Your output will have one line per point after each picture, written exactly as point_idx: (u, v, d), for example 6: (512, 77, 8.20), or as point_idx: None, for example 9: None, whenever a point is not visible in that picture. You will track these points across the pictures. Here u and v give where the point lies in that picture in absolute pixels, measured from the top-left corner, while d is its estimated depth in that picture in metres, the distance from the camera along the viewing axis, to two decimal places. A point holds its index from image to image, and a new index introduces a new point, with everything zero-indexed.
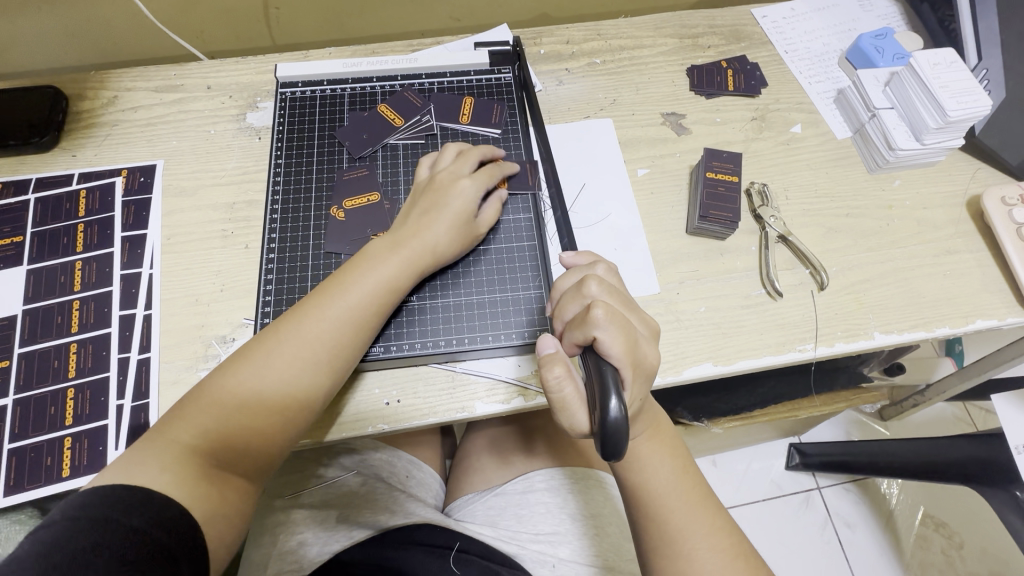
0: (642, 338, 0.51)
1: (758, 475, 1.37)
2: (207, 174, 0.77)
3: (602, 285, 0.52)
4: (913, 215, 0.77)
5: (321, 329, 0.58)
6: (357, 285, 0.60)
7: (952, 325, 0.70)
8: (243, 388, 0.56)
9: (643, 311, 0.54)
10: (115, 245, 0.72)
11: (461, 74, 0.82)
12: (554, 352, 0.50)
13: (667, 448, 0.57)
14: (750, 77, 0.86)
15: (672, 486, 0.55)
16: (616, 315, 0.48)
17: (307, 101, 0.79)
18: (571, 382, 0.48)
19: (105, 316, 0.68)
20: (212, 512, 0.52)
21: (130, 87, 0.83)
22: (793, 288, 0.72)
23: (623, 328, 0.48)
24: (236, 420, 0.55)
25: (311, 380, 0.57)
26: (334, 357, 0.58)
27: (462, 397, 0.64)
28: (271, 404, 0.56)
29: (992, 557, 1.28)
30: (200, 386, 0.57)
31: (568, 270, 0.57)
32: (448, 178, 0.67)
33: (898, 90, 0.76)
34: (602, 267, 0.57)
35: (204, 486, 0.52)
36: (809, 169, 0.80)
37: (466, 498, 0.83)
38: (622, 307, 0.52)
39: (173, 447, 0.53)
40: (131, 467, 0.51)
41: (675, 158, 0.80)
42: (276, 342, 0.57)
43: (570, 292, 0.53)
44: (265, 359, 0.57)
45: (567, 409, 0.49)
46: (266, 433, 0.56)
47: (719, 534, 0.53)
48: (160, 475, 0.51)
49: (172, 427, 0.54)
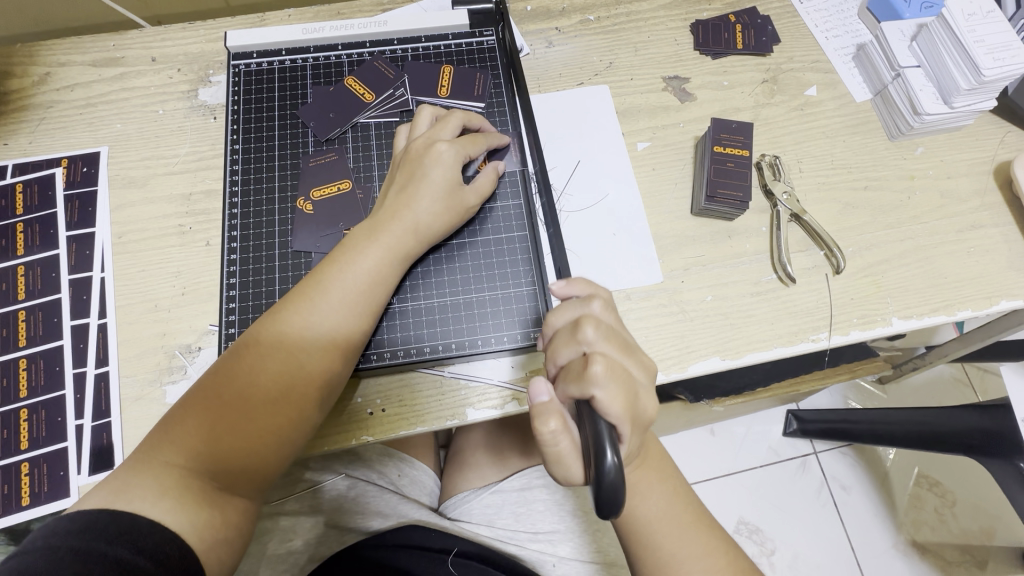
0: (641, 388, 0.47)
1: (757, 441, 1.35)
2: (158, 161, 0.69)
3: (599, 330, 0.47)
4: (937, 186, 0.71)
5: (310, 330, 0.52)
6: (345, 277, 0.54)
7: (974, 307, 0.66)
8: (233, 400, 0.50)
9: (642, 353, 0.49)
10: (61, 246, 0.65)
11: (437, 38, 0.73)
12: (549, 401, 0.45)
13: (657, 473, 0.55)
14: (762, 32, 0.77)
15: (665, 512, 0.53)
16: (615, 370, 0.44)
17: (265, 75, 0.70)
18: (567, 436, 0.45)
19: (56, 327, 0.62)
20: (215, 538, 0.46)
21: (64, 62, 0.73)
22: (805, 271, 0.66)
23: (621, 384, 0.44)
24: (228, 438, 0.49)
25: (310, 385, 0.52)
26: (331, 359, 0.53)
27: (451, 403, 0.60)
28: (268, 415, 0.50)
29: (982, 512, 1.29)
30: (180, 404, 0.50)
31: (561, 306, 0.50)
32: (422, 144, 0.59)
33: (926, 45, 0.69)
34: (599, 302, 0.49)
35: (208, 512, 0.46)
36: (826, 138, 0.73)
37: (460, 497, 0.79)
38: (620, 353, 0.47)
39: (169, 469, 0.46)
40: (125, 494, 0.45)
41: (679, 128, 0.72)
42: (261, 348, 0.51)
43: (563, 333, 0.48)
44: (255, 366, 0.51)
45: (562, 460, 0.45)
46: (265, 446, 0.50)
47: (716, 554, 0.52)
48: (158, 503, 0.44)
49: (158, 449, 0.47)
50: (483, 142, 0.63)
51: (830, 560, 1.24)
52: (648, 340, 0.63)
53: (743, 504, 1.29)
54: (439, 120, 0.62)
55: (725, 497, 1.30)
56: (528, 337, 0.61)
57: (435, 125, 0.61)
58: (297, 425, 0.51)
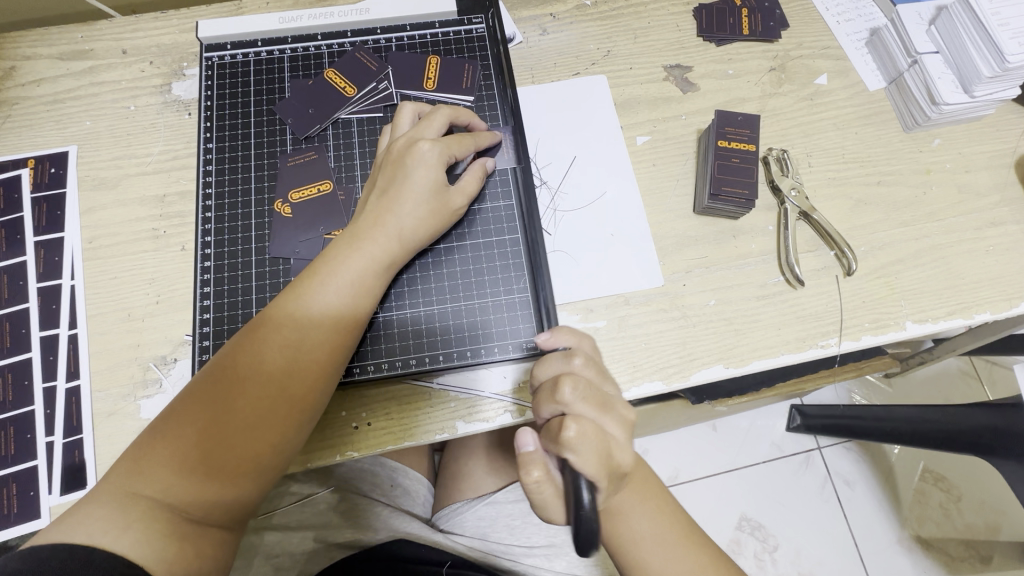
0: (620, 447, 0.44)
1: (760, 438, 1.32)
2: (130, 161, 0.65)
3: (578, 389, 0.44)
4: (955, 180, 0.67)
5: (291, 347, 0.49)
6: (326, 289, 0.51)
7: (993, 310, 0.62)
8: (208, 424, 0.47)
9: (624, 407, 0.46)
10: (28, 252, 0.61)
11: (424, 26, 0.68)
12: (534, 451, 0.43)
13: (642, 490, 0.51)
14: (770, 17, 0.73)
15: (650, 529, 0.50)
16: (590, 435, 0.42)
17: (240, 68, 0.66)
18: (551, 482, 0.43)
19: (25, 339, 0.58)
20: (186, 572, 0.44)
21: (29, 55, 0.69)
22: (814, 273, 0.63)
23: (595, 449, 0.42)
24: (204, 467, 0.46)
25: (292, 405, 0.49)
26: (314, 377, 0.50)
27: (440, 417, 0.57)
28: (247, 438, 0.47)
29: (989, 508, 1.26)
30: (152, 428, 0.47)
31: (545, 358, 0.48)
32: (405, 144, 0.55)
33: (946, 30, 0.64)
34: (581, 359, 0.46)
35: (179, 545, 0.44)
36: (836, 130, 0.69)
37: (453, 508, 0.76)
38: (599, 413, 0.44)
39: (138, 500, 0.44)
40: (88, 526, 0.43)
41: (681, 121, 0.68)
42: (238, 367, 0.48)
43: (543, 390, 0.45)
44: (232, 386, 0.48)
45: (547, 507, 0.44)
46: (244, 472, 0.47)
47: (703, 571, 0.50)
48: (122, 536, 0.42)
49: (128, 478, 0.45)
50: (471, 142, 0.59)
51: (834, 559, 1.22)
52: (647, 348, 0.59)
53: (745, 501, 1.27)
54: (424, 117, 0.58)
55: (727, 495, 1.28)
56: (521, 346, 0.58)
57: (419, 122, 0.57)
58: (279, 447, 0.49)
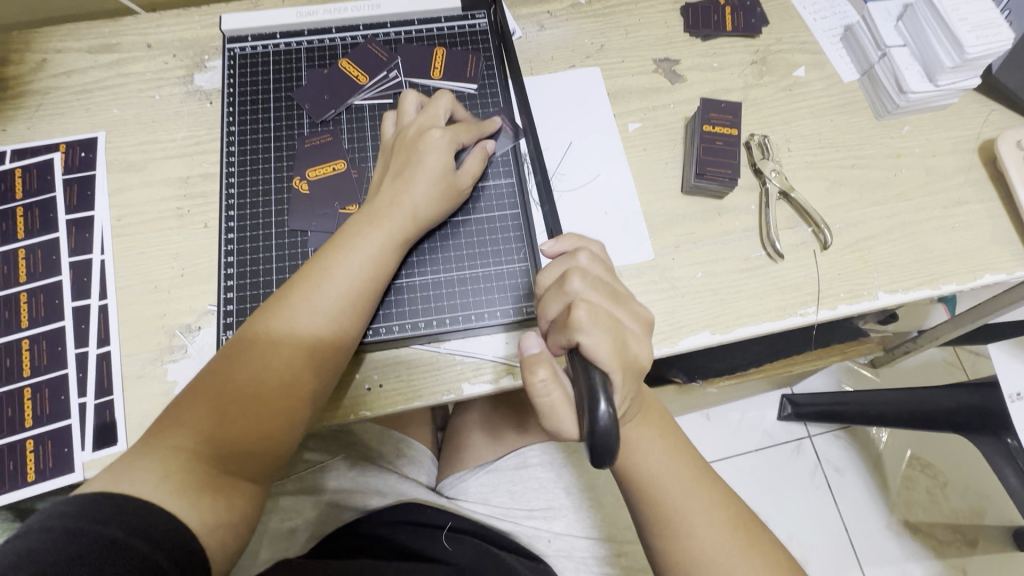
0: (634, 338, 0.48)
1: (751, 424, 1.36)
2: (155, 145, 0.69)
3: (585, 280, 0.48)
4: (923, 163, 0.72)
5: (315, 316, 0.53)
6: (347, 265, 0.55)
7: (959, 281, 0.67)
8: (240, 388, 0.51)
9: (635, 303, 0.50)
10: (60, 229, 0.65)
11: (431, 21, 0.73)
12: (539, 352, 0.47)
13: (648, 426, 0.57)
14: (751, 15, 0.78)
15: (657, 458, 0.55)
16: (600, 319, 0.45)
17: (260, 59, 0.71)
18: (558, 385, 0.46)
19: (57, 308, 0.63)
20: (217, 520, 0.48)
21: (59, 48, 0.74)
22: (794, 247, 0.68)
23: (607, 332, 0.45)
24: (237, 423, 0.50)
25: (316, 371, 0.53)
26: (336, 344, 0.54)
27: (447, 378, 0.61)
28: (276, 401, 0.51)
29: (974, 493, 1.31)
30: (186, 390, 0.51)
31: (549, 263, 0.52)
32: (415, 130, 0.60)
33: (911, 25, 0.70)
34: (585, 255, 0.50)
35: (210, 496, 0.48)
36: (813, 117, 0.74)
37: (455, 476, 0.80)
38: (611, 301, 0.48)
39: (177, 454, 0.48)
40: (127, 475, 0.47)
41: (670, 109, 0.73)
42: (265, 337, 0.52)
43: (551, 288, 0.49)
44: (262, 351, 0.52)
45: (555, 415, 0.46)
46: (273, 431, 0.51)
47: (716, 508, 0.55)
48: (160, 484, 0.46)
49: (167, 434, 0.49)
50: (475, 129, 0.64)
51: (823, 540, 1.26)
52: None
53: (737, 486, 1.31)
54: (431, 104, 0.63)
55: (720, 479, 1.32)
56: (521, 311, 0.62)
57: (427, 109, 0.62)
58: (304, 410, 0.53)
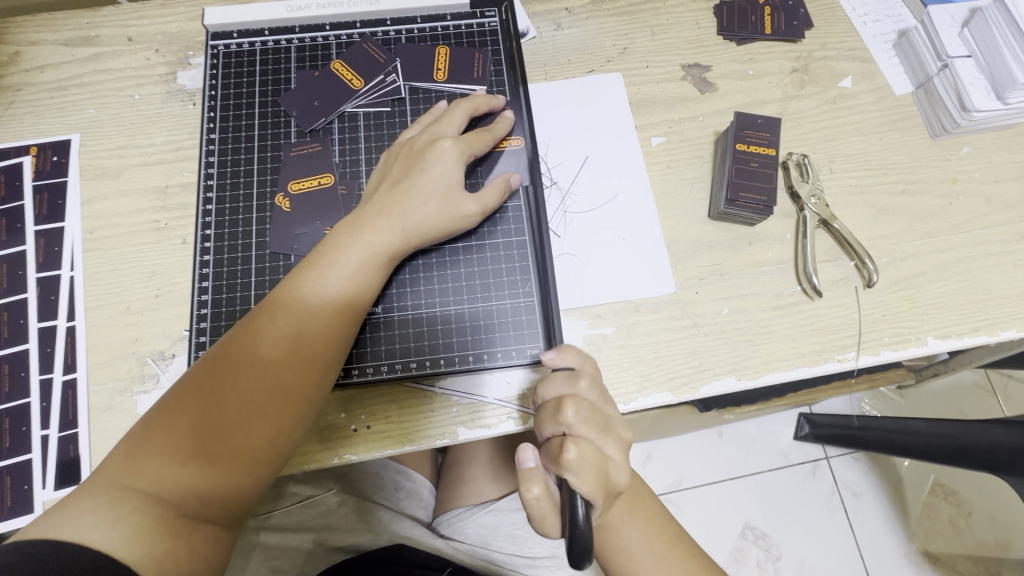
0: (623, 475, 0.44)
1: (765, 445, 1.28)
2: (133, 150, 0.64)
3: (581, 415, 0.42)
4: (983, 190, 0.64)
5: (286, 338, 0.48)
6: (324, 281, 0.49)
7: (1020, 327, 0.59)
8: (198, 417, 0.45)
9: (626, 433, 0.45)
10: (28, 242, 0.60)
11: (434, 19, 0.66)
12: (535, 467, 0.42)
13: (634, 503, 0.51)
14: (793, 16, 0.70)
15: (644, 539, 0.50)
16: (592, 464, 0.41)
17: (246, 58, 0.65)
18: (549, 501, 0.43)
19: (22, 329, 0.58)
20: (176, 573, 0.42)
21: (34, 40, 0.68)
22: (833, 283, 0.60)
23: (595, 476, 0.41)
24: (195, 461, 0.44)
25: (284, 401, 0.47)
26: (307, 370, 0.48)
27: (440, 422, 0.55)
28: (242, 440, 0.46)
29: (1000, 525, 1.22)
30: (144, 421, 0.46)
31: (548, 378, 0.46)
32: (426, 141, 0.55)
33: (979, 33, 0.61)
34: (586, 381, 0.44)
35: (172, 542, 0.42)
36: (859, 135, 0.66)
37: (454, 513, 0.75)
38: (604, 439, 0.43)
39: (130, 494, 0.42)
40: (79, 518, 0.41)
41: (698, 122, 0.66)
42: (230, 360, 0.47)
43: (545, 412, 0.44)
44: (228, 378, 0.46)
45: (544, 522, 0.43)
46: (235, 468, 0.45)
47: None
48: (112, 531, 0.41)
49: (120, 471, 0.43)
50: (489, 135, 0.58)
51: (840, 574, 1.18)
52: (656, 357, 0.57)
53: (750, 511, 1.23)
54: (444, 113, 0.58)
55: (731, 501, 1.24)
56: (524, 352, 0.56)
57: (439, 118, 0.58)
58: (271, 446, 0.47)
